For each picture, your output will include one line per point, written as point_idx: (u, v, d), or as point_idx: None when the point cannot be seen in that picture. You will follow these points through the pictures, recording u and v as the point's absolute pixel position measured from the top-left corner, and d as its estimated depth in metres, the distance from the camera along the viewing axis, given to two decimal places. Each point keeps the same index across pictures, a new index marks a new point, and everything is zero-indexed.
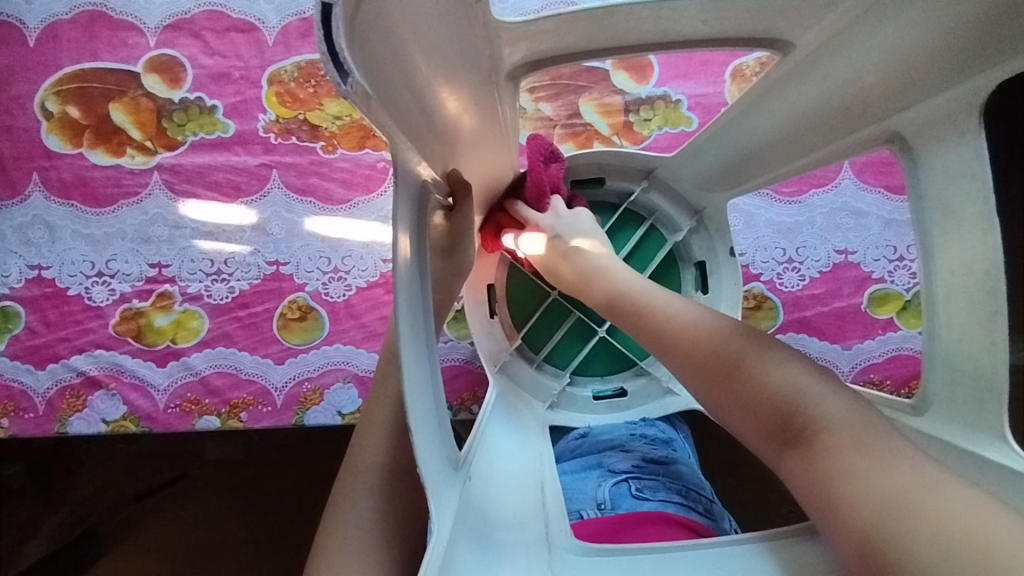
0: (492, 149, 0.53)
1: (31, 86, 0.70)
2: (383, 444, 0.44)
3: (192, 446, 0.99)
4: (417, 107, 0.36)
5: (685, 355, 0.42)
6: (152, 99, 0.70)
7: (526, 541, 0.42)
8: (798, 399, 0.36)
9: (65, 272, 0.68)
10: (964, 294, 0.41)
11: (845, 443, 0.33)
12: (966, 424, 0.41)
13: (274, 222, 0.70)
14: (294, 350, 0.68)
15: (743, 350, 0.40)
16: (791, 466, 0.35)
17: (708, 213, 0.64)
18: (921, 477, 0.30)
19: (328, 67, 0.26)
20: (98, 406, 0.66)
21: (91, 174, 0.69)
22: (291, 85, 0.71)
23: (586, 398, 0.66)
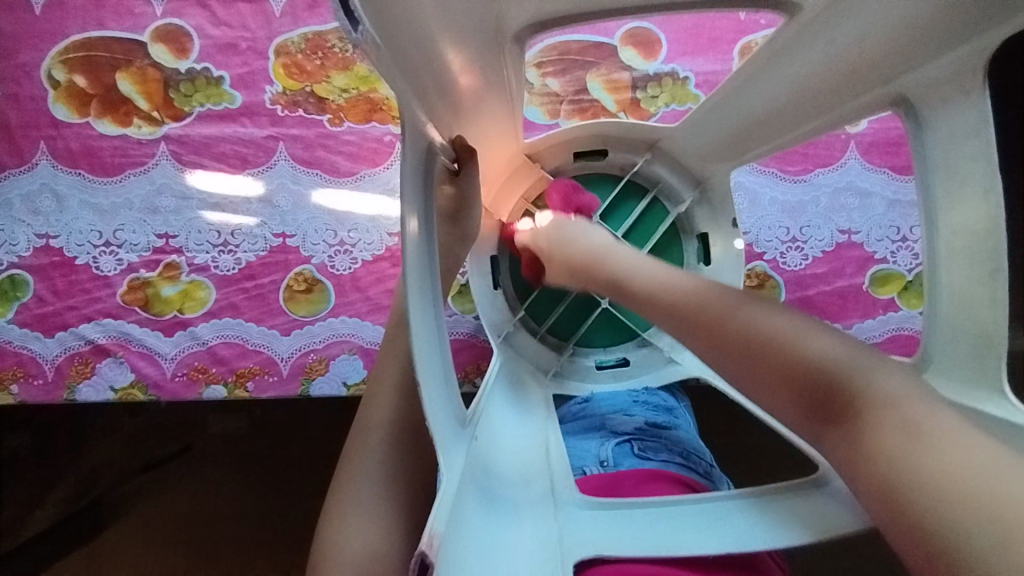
0: (493, 116, 0.53)
1: (38, 54, 0.70)
2: (389, 408, 0.45)
3: (197, 419, 1.00)
4: (422, 63, 0.37)
5: (706, 335, 0.45)
6: (159, 69, 0.70)
7: (533, 497, 0.43)
8: (839, 371, 0.38)
9: (72, 241, 0.68)
10: (966, 254, 0.43)
11: (894, 419, 0.35)
12: (966, 381, 0.42)
13: (281, 194, 0.70)
14: (300, 322, 0.69)
15: (767, 322, 0.42)
16: (834, 438, 0.38)
17: (711, 184, 0.64)
18: (962, 449, 0.32)
19: (340, 16, 0.27)
20: (106, 373, 0.67)
21: (97, 144, 0.69)
22: (298, 57, 0.71)
23: (590, 367, 0.68)
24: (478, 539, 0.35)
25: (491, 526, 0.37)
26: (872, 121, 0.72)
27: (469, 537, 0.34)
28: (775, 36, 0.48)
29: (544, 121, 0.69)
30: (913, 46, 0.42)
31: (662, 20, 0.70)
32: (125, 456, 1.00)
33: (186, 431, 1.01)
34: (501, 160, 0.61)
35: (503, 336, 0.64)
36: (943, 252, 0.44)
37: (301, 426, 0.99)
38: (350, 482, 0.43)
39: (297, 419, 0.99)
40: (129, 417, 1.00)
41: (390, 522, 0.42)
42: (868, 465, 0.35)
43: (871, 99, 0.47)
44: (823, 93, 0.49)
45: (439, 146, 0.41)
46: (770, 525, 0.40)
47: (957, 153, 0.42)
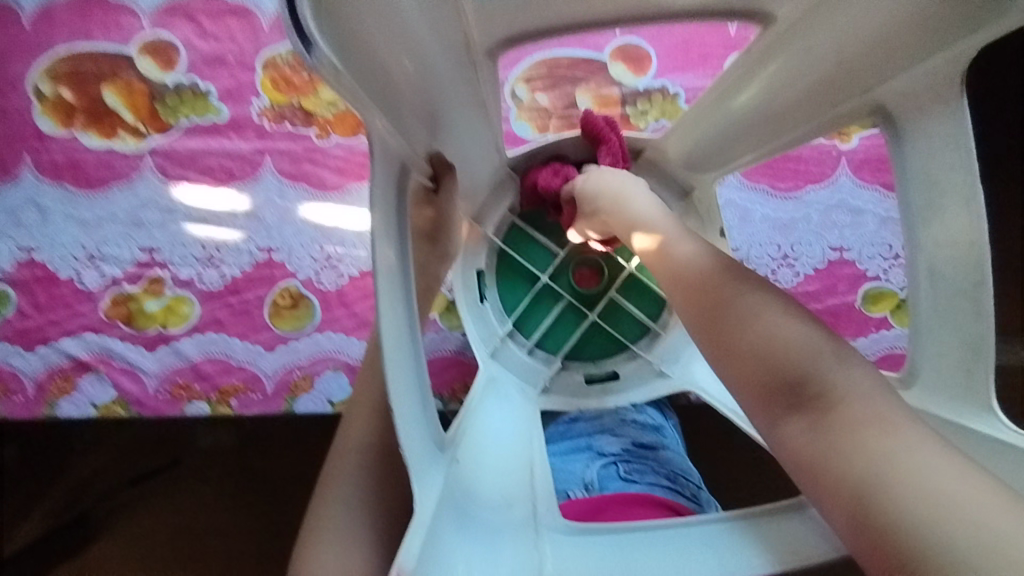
0: (471, 129, 0.53)
1: (24, 66, 0.69)
2: (363, 432, 0.44)
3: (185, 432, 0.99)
4: (386, 77, 0.36)
5: (690, 309, 0.42)
6: (145, 82, 0.69)
7: (515, 519, 0.42)
8: (810, 365, 0.36)
9: (55, 255, 0.68)
10: (950, 268, 0.42)
11: (864, 418, 0.33)
12: (952, 397, 0.41)
13: (267, 208, 0.69)
14: (285, 338, 0.68)
15: (740, 295, 0.40)
16: (789, 428, 0.35)
17: (698, 195, 0.63)
18: (914, 453, 0.31)
19: (293, 39, 0.27)
20: (87, 390, 0.66)
21: (83, 157, 0.68)
22: (286, 71, 0.71)
23: (579, 382, 0.66)
24: (454, 570, 0.34)
25: (468, 554, 0.36)
26: (863, 138, 0.71)
27: (443, 565, 0.33)
28: (751, 47, 0.48)
29: (534, 136, 0.69)
30: (889, 60, 0.42)
31: (652, 35, 0.70)
32: (112, 471, 0.99)
33: (173, 445, 0.99)
34: (482, 171, 0.60)
35: (491, 351, 0.63)
36: (925, 267, 0.43)
37: (289, 440, 0.97)
38: (325, 510, 0.42)
39: (284, 433, 0.98)
40: (116, 432, 0.99)
41: (366, 546, 0.41)
42: (822, 461, 0.33)
43: (850, 110, 0.46)
44: (805, 101, 0.48)
45: (412, 163, 0.40)
46: (751, 550, 0.39)
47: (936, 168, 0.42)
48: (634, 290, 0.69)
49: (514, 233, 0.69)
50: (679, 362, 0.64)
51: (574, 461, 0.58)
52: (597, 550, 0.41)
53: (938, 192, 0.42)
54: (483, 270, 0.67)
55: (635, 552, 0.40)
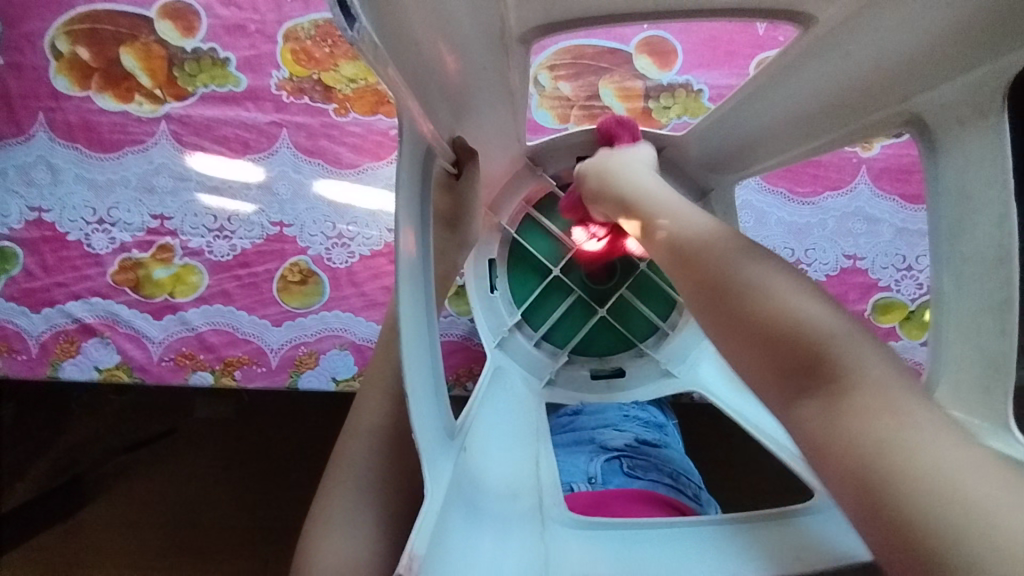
0: (495, 118, 0.52)
1: (44, 24, 0.68)
2: (378, 413, 0.44)
3: (184, 400, 1.00)
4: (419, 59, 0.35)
5: (691, 286, 0.42)
6: (164, 46, 0.68)
7: (522, 510, 0.42)
8: (819, 338, 0.36)
9: (66, 216, 0.67)
10: (974, 277, 0.41)
11: (874, 396, 0.33)
12: (970, 412, 0.41)
13: (281, 181, 0.68)
14: (292, 313, 0.68)
15: (754, 273, 0.40)
16: (799, 404, 0.36)
17: (714, 196, 0.62)
18: (927, 449, 0.30)
19: (335, 11, 0.26)
20: (92, 353, 0.67)
21: (97, 119, 0.67)
22: (307, 43, 0.69)
23: (585, 376, 0.66)
24: (462, 559, 0.34)
25: (475, 543, 0.36)
26: (885, 146, 0.71)
27: (452, 553, 0.33)
28: (787, 50, 0.48)
29: (554, 125, 0.68)
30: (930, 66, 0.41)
31: (679, 30, 0.69)
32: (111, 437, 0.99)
33: (172, 412, 1.00)
34: (503, 159, 0.60)
35: (500, 342, 0.63)
36: (950, 283, 0.43)
37: (289, 416, 0.98)
38: (331, 488, 0.43)
39: (284, 408, 0.98)
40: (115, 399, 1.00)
41: (368, 527, 0.41)
42: (831, 443, 0.33)
43: (883, 115, 0.46)
44: (836, 101, 0.47)
45: (437, 147, 0.39)
46: (749, 551, 0.39)
47: (971, 184, 0.41)
48: (646, 286, 0.69)
49: (528, 224, 0.69)
50: (685, 362, 0.64)
51: (578, 457, 0.58)
52: (603, 544, 0.41)
53: (970, 208, 0.41)
54: (496, 259, 0.66)
55: (638, 547, 0.40)
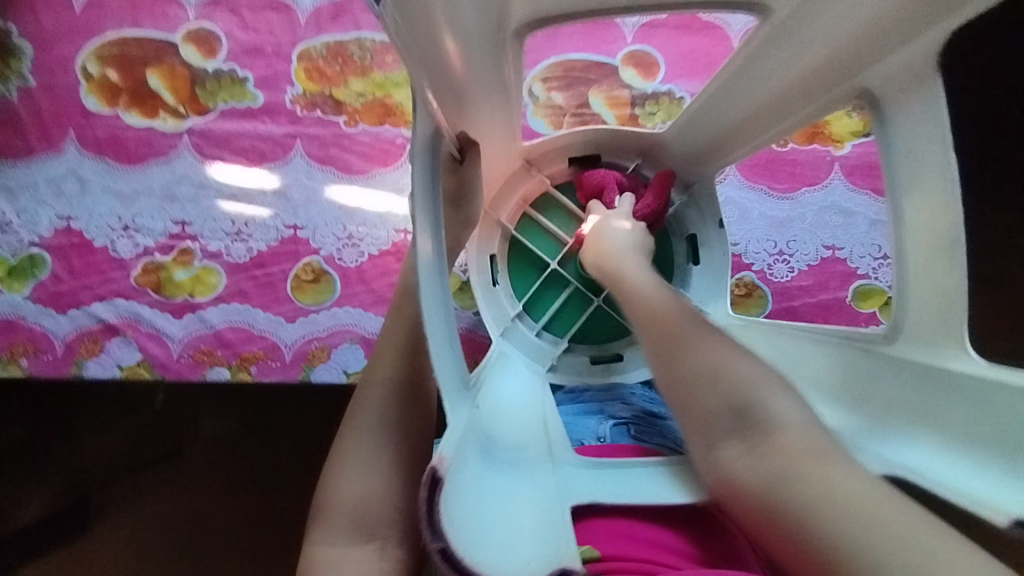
0: (493, 116, 0.59)
1: (73, 48, 0.73)
2: (392, 363, 0.49)
3: None
4: (427, 52, 0.42)
5: (653, 342, 0.50)
6: (187, 67, 0.73)
7: (535, 452, 0.48)
8: (751, 395, 0.43)
9: (92, 224, 0.72)
10: (929, 234, 0.47)
11: (796, 446, 0.40)
12: (930, 342, 0.46)
13: (295, 188, 0.73)
14: (306, 310, 0.72)
15: (702, 343, 0.47)
16: (731, 455, 0.42)
17: (697, 188, 0.68)
18: (839, 481, 0.37)
19: None
20: (115, 352, 0.71)
21: (124, 134, 0.73)
22: (320, 62, 0.74)
23: (584, 363, 0.71)
24: (480, 495, 0.39)
25: (495, 484, 0.41)
26: (855, 145, 0.77)
27: (472, 491, 0.38)
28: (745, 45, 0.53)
29: (547, 131, 0.74)
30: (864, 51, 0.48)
31: (662, 44, 0.76)
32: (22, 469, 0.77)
33: None
34: (499, 157, 0.66)
35: (503, 330, 0.69)
36: (908, 232, 0.48)
37: None
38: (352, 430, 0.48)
39: None
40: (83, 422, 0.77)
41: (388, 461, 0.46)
42: (756, 487, 0.40)
43: (838, 96, 0.52)
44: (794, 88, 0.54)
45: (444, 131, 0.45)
46: (668, 484, 0.48)
47: (917, 149, 0.47)
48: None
49: (526, 222, 0.73)
50: None
51: (588, 419, 0.62)
52: (604, 481, 0.48)
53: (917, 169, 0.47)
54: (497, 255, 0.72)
55: (619, 485, 0.48)
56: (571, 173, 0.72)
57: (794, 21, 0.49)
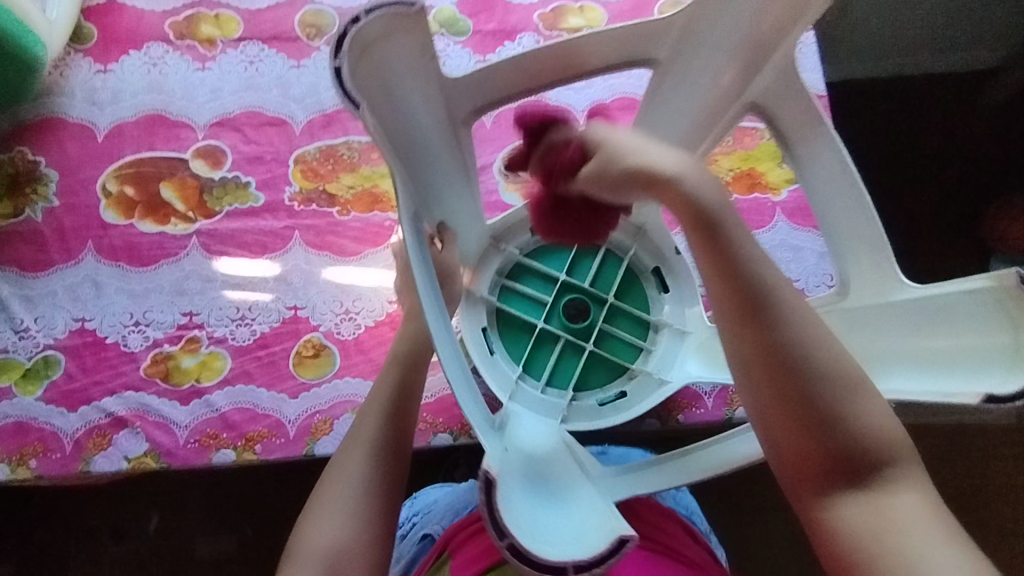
0: (458, 195, 0.69)
1: (95, 171, 0.82)
2: (377, 420, 0.56)
3: (184, 542, 1.07)
4: (398, 140, 0.55)
5: (777, 376, 0.43)
6: (196, 178, 0.83)
7: (574, 480, 0.54)
8: (873, 452, 0.43)
9: (106, 323, 0.77)
10: (840, 198, 0.61)
11: (914, 515, 0.41)
12: (872, 271, 0.60)
13: (295, 273, 0.80)
14: (308, 384, 0.76)
15: (834, 383, 0.43)
16: (841, 501, 0.42)
17: (648, 228, 0.79)
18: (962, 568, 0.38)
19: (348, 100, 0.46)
20: (122, 444, 0.73)
21: (138, 240, 0.80)
22: (314, 163, 0.84)
23: (592, 406, 0.75)
24: (535, 503, 0.46)
25: (546, 499, 0.48)
26: (791, 191, 0.86)
27: (534, 509, 0.45)
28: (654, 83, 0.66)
29: (519, 202, 0.83)
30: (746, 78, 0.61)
31: None
32: (141, 543, 1.07)
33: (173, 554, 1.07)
34: (469, 239, 0.75)
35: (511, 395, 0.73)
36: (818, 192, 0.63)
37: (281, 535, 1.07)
38: (336, 475, 0.53)
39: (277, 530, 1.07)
40: (202, 498, 1.08)
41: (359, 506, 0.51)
42: (864, 541, 0.41)
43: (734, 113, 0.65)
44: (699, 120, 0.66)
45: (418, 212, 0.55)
46: (715, 463, 0.54)
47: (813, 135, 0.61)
48: (621, 316, 0.79)
49: (506, 292, 0.79)
50: (672, 367, 0.76)
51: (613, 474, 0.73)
52: (630, 484, 0.55)
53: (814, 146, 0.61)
54: (488, 329, 0.77)
55: (653, 476, 0.56)
56: (537, 241, 0.80)
57: (678, 68, 0.64)
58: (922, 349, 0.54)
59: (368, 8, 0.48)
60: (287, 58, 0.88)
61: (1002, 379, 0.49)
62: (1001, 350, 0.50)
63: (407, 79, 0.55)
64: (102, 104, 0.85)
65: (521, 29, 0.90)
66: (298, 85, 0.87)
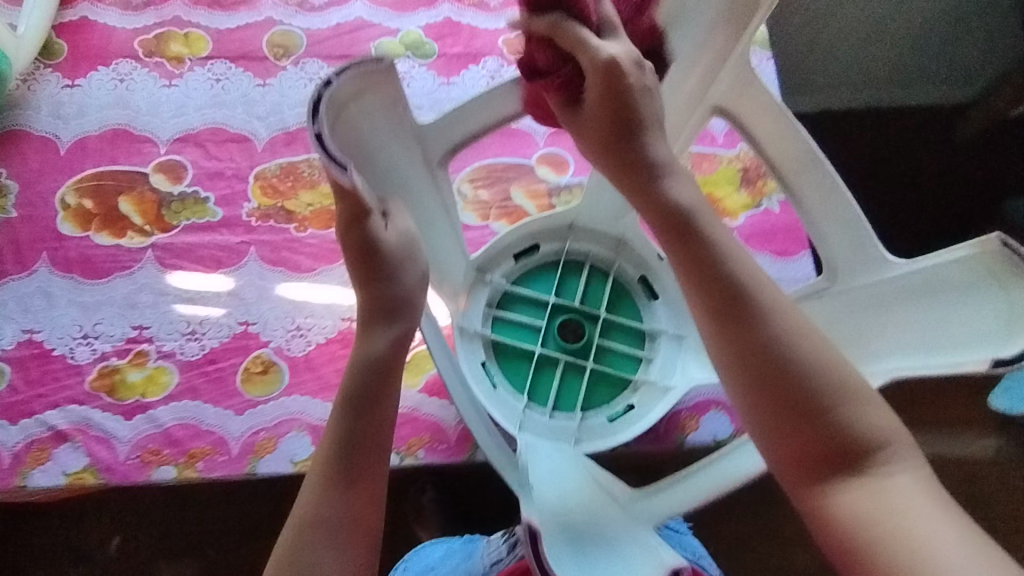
0: (444, 235, 0.69)
1: (55, 184, 0.83)
2: (342, 421, 0.50)
3: (146, 568, 1.04)
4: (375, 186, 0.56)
5: (761, 362, 0.44)
6: (155, 192, 0.83)
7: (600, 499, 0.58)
8: (866, 429, 0.43)
9: (54, 335, 0.77)
10: (816, 193, 0.62)
11: (905, 499, 0.41)
12: (857, 257, 0.62)
13: (248, 289, 0.79)
14: (255, 401, 0.75)
15: (814, 367, 0.44)
16: (831, 482, 0.43)
17: (629, 239, 0.78)
18: (957, 533, 0.39)
19: (331, 165, 0.46)
20: (62, 459, 0.72)
21: (93, 252, 0.80)
22: (274, 180, 0.84)
23: (603, 424, 0.74)
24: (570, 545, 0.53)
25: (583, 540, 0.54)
26: (748, 216, 0.86)
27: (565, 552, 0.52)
28: None
29: (477, 223, 0.84)
30: (705, 86, 0.61)
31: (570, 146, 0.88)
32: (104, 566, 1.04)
33: None
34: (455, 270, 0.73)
35: (520, 425, 0.71)
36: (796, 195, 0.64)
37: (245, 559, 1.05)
38: (308, 516, 0.47)
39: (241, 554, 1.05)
40: (156, 523, 1.05)
41: (334, 556, 0.46)
42: (865, 525, 0.40)
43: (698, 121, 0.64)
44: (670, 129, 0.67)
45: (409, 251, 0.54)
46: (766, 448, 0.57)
47: (770, 136, 0.62)
48: (614, 329, 0.78)
49: (497, 325, 0.77)
50: (674, 372, 0.76)
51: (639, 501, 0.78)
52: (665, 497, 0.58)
53: (781, 145, 0.62)
54: (487, 361, 0.75)
55: (693, 480, 0.59)
56: (519, 269, 0.79)
57: None
58: (920, 327, 0.58)
59: (338, 69, 0.48)
60: (253, 76, 0.89)
61: (1002, 342, 0.54)
62: (997, 317, 0.55)
63: (384, 132, 0.56)
64: (67, 118, 0.86)
65: (486, 53, 0.92)
66: (262, 103, 0.88)
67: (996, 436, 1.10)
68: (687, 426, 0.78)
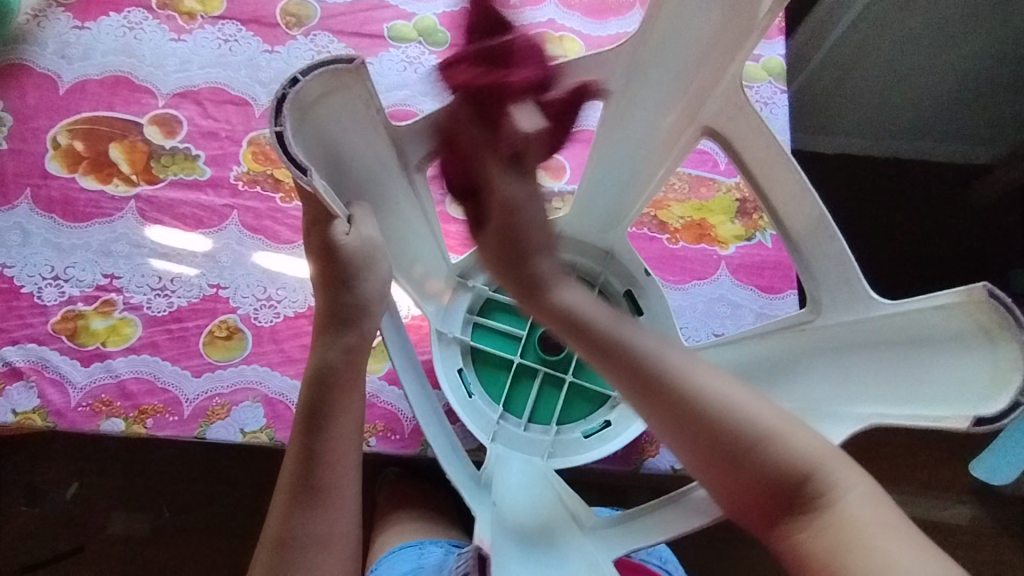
0: (420, 238, 0.67)
1: (50, 122, 0.82)
2: (302, 439, 0.52)
3: (96, 518, 1.03)
4: (340, 188, 0.54)
5: (681, 433, 0.47)
6: (147, 144, 0.83)
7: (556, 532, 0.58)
8: (804, 467, 0.43)
9: (25, 272, 0.76)
10: (798, 223, 0.58)
11: (859, 526, 0.40)
12: (840, 296, 0.57)
13: (224, 252, 0.79)
14: (214, 365, 0.74)
15: (732, 421, 0.45)
16: (791, 525, 0.43)
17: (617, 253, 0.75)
18: (910, 550, 0.38)
19: (292, 167, 0.43)
20: (13, 396, 0.71)
21: (76, 195, 0.80)
22: (266, 147, 0.84)
23: (578, 439, 0.72)
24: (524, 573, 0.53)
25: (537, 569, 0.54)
26: (739, 247, 0.85)
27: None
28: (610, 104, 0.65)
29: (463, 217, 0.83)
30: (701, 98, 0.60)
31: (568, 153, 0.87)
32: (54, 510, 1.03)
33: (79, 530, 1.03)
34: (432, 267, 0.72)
35: (492, 437, 0.70)
36: (786, 224, 0.59)
37: (196, 523, 1.04)
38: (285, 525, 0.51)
39: (192, 518, 1.04)
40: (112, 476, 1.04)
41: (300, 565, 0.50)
42: (824, 559, 0.40)
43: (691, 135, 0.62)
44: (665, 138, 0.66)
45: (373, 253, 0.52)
46: None
47: (761, 160, 0.58)
48: None
49: (477, 331, 0.76)
50: None
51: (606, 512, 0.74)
52: (628, 531, 0.57)
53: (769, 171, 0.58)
54: (464, 367, 0.74)
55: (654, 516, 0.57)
56: None
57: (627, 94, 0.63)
58: (900, 376, 0.53)
59: (304, 68, 0.46)
60: (262, 42, 0.88)
61: (981, 400, 0.48)
62: (978, 370, 0.49)
63: (351, 132, 0.53)
64: (71, 58, 0.85)
65: None
66: (267, 69, 0.87)
67: (977, 503, 1.08)
68: (646, 451, 0.76)
